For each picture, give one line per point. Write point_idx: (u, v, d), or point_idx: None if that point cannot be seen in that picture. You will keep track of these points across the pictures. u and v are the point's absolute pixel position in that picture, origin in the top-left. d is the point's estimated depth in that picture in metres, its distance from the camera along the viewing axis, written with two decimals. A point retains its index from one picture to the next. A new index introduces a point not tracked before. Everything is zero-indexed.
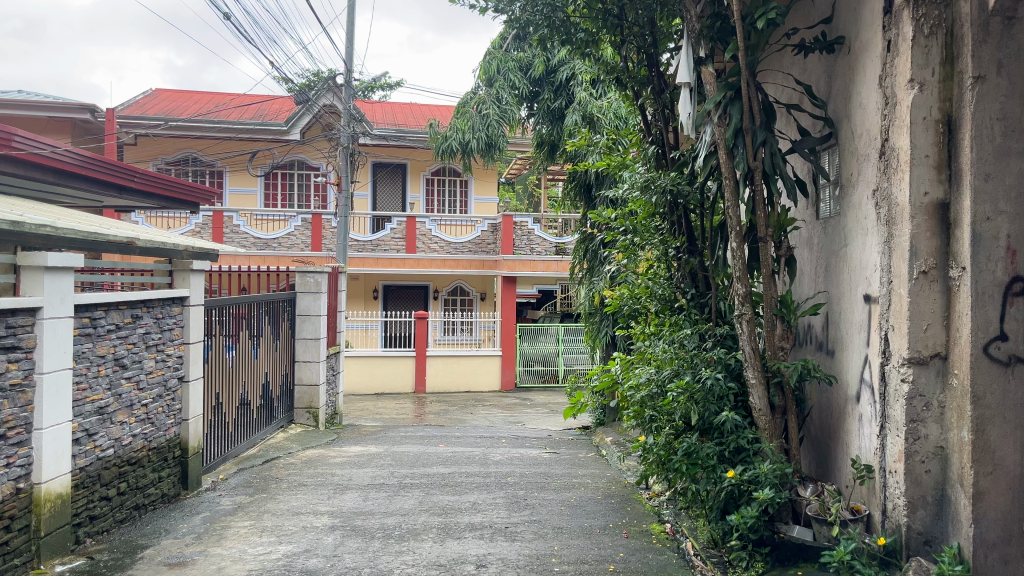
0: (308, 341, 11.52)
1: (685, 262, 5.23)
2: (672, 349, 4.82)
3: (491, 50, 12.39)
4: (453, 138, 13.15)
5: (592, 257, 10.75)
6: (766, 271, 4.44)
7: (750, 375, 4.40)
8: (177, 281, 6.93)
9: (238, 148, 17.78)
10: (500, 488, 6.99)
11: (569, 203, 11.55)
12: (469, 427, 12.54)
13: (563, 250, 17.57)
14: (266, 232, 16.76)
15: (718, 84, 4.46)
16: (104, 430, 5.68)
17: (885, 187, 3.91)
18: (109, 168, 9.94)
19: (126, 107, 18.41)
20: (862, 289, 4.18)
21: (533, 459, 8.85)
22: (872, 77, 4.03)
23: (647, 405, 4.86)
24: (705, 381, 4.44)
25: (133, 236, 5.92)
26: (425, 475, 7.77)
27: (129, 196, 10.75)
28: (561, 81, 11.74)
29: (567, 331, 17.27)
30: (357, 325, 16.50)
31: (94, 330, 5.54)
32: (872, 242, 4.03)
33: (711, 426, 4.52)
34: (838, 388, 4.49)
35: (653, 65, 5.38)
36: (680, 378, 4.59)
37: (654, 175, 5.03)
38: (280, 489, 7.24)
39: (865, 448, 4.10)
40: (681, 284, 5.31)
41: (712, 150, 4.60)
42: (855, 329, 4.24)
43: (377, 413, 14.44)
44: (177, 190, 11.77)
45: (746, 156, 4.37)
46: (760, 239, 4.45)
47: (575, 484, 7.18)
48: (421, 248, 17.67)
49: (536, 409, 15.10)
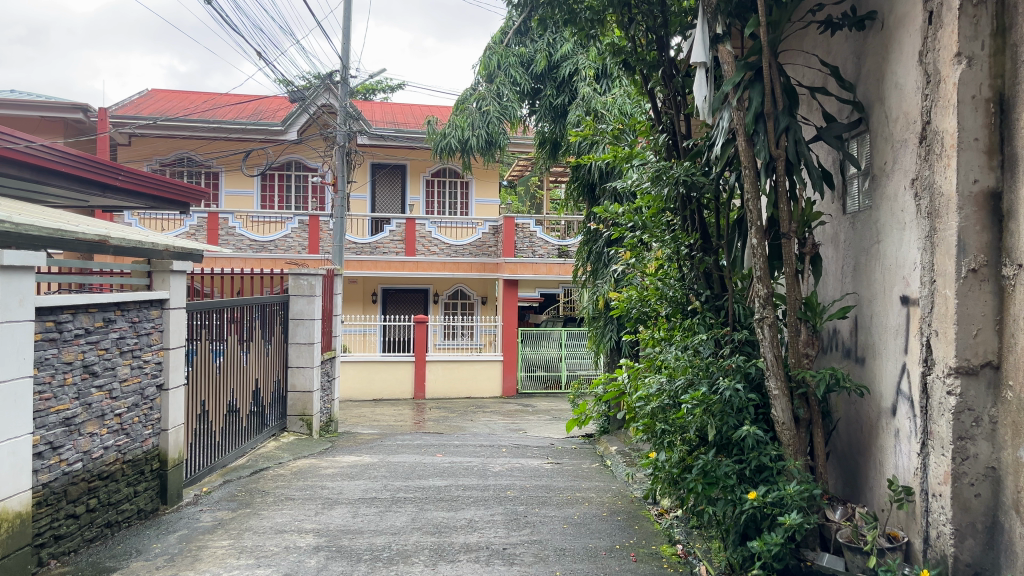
0: (301, 346, 11.11)
1: (699, 262, 4.78)
2: (685, 356, 4.34)
3: (492, 45, 11.85)
4: (452, 135, 12.58)
5: (597, 259, 10.33)
6: (789, 270, 4.03)
7: (773, 386, 3.99)
8: (156, 282, 6.53)
9: (231, 147, 17.41)
10: (499, 503, 6.57)
11: (572, 204, 11.13)
12: (469, 436, 12.13)
13: (565, 252, 17.11)
14: (262, 235, 16.42)
15: (736, 64, 4.04)
16: (71, 443, 5.28)
17: (926, 176, 3.49)
18: (91, 165, 9.50)
19: (120, 107, 18.07)
20: (897, 290, 3.75)
21: (535, 470, 8.43)
22: (910, 54, 3.62)
23: (658, 418, 4.40)
24: (723, 393, 3.99)
25: (105, 234, 5.51)
26: (420, 488, 7.35)
27: (113, 195, 10.26)
28: (564, 76, 11.42)
29: (569, 336, 16.85)
30: (356, 329, 16.09)
31: (59, 335, 5.13)
32: (911, 239, 3.61)
33: (729, 441, 4.08)
34: (869, 400, 4.06)
35: (664, 47, 4.91)
36: (694, 389, 4.14)
37: (665, 164, 4.52)
38: (266, 503, 6.82)
39: (903, 466, 3.68)
40: (695, 285, 4.84)
41: (730, 138, 4.19)
42: (890, 335, 3.81)
43: (375, 420, 13.99)
44: (169, 191, 11.32)
45: (768, 144, 3.97)
46: (783, 235, 4.05)
47: (579, 499, 6.75)
48: (421, 251, 17.29)
49: (539, 416, 14.64)
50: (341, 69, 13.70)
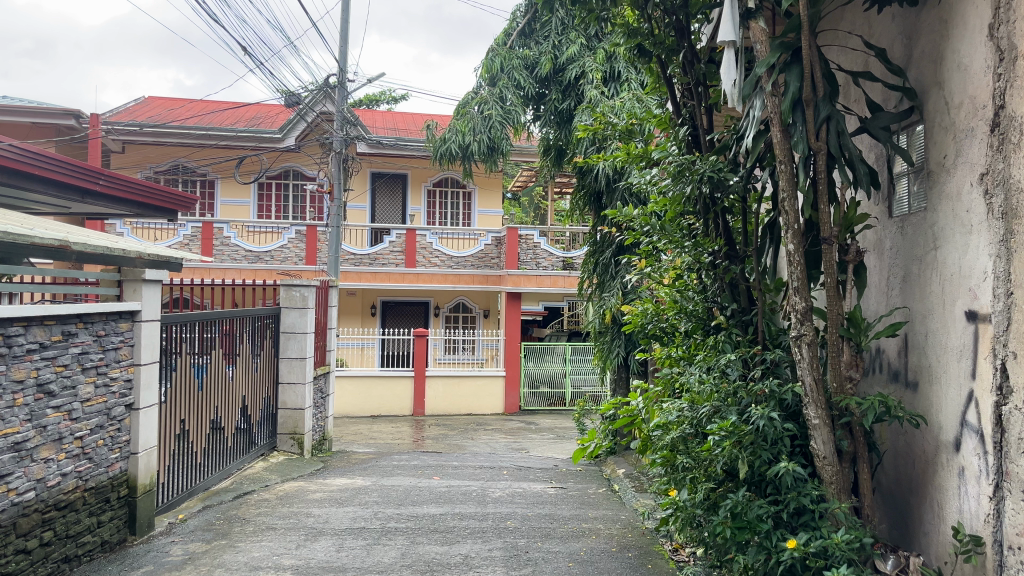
0: (292, 361, 10.60)
1: (723, 272, 4.22)
2: (710, 379, 3.78)
3: (493, 47, 11.38)
4: (452, 140, 12.06)
5: (603, 271, 9.87)
6: (831, 281, 3.51)
7: (813, 415, 3.45)
8: (127, 293, 6.03)
9: (222, 154, 16.90)
10: (498, 536, 6.01)
11: (578, 214, 10.62)
12: (469, 456, 11.56)
13: (570, 264, 16.59)
14: (257, 245, 15.98)
15: (771, 43, 3.53)
16: (22, 471, 4.74)
17: (1000, 169, 2.96)
18: (72, 170, 8.95)
19: (114, 114, 17.66)
20: (961, 305, 3.20)
21: (537, 496, 7.85)
22: (977, 29, 3.11)
23: (678, 450, 3.82)
24: (756, 422, 3.41)
25: (65, 238, 5.02)
26: (413, 516, 6.79)
27: (93, 201, 9.71)
28: (569, 80, 10.86)
29: (574, 351, 16.31)
30: (353, 343, 15.52)
31: (9, 350, 4.62)
32: (979, 244, 3.08)
33: (763, 478, 3.52)
34: (924, 432, 3.51)
35: (684, 33, 4.40)
36: (722, 418, 3.57)
37: (688, 159, 3.98)
38: (244, 534, 6.27)
39: (969, 512, 3.13)
40: (719, 298, 4.29)
41: (762, 129, 3.67)
42: (952, 356, 3.27)
43: (372, 438, 13.42)
44: (155, 198, 10.79)
45: (807, 135, 3.47)
46: (824, 240, 3.53)
47: (585, 531, 6.17)
48: (422, 262, 16.77)
49: (542, 434, 14.05)
50: (339, 73, 13.27)
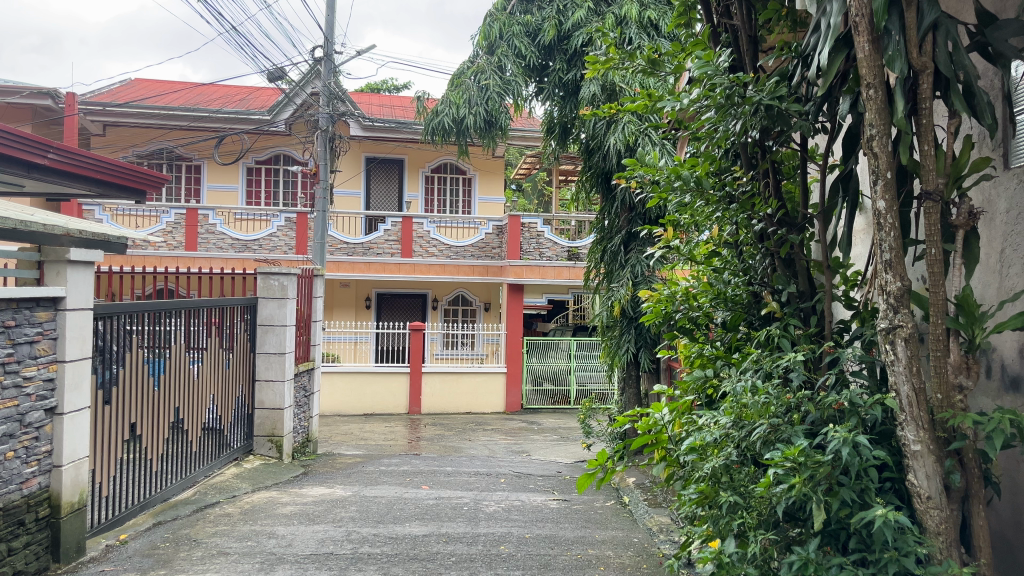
0: (270, 357, 9.67)
1: (779, 242, 3.24)
2: (762, 389, 2.78)
3: (492, 12, 10.53)
4: (444, 112, 10.97)
5: (611, 260, 8.88)
6: (936, 247, 2.51)
7: (912, 439, 2.47)
8: (49, 277, 5.09)
9: (205, 135, 16.04)
10: (488, 566, 5.05)
11: (584, 197, 9.61)
12: (464, 460, 10.61)
13: (576, 255, 15.58)
14: (245, 233, 15.06)
15: None
16: None
17: None
18: (16, 141, 7.64)
19: (95, 94, 16.71)
20: None
21: (537, 511, 6.87)
22: None
23: (720, 483, 2.82)
24: (833, 449, 2.42)
25: None
26: (391, 539, 5.83)
27: (42, 176, 8.39)
28: (575, 49, 9.79)
29: (580, 346, 15.36)
30: (346, 337, 14.64)
31: None
32: None
33: (841, 526, 2.52)
34: None
35: None
36: (782, 441, 2.58)
37: (732, 88, 3.00)
38: (189, 561, 5.31)
39: None
40: (769, 276, 3.31)
41: (840, 45, 2.69)
42: None
43: (363, 439, 12.49)
44: (115, 174, 9.56)
45: (905, 48, 2.49)
46: (926, 194, 2.53)
47: (591, 560, 5.20)
48: (418, 252, 15.78)
49: (544, 435, 13.07)
50: (325, 45, 12.28)
